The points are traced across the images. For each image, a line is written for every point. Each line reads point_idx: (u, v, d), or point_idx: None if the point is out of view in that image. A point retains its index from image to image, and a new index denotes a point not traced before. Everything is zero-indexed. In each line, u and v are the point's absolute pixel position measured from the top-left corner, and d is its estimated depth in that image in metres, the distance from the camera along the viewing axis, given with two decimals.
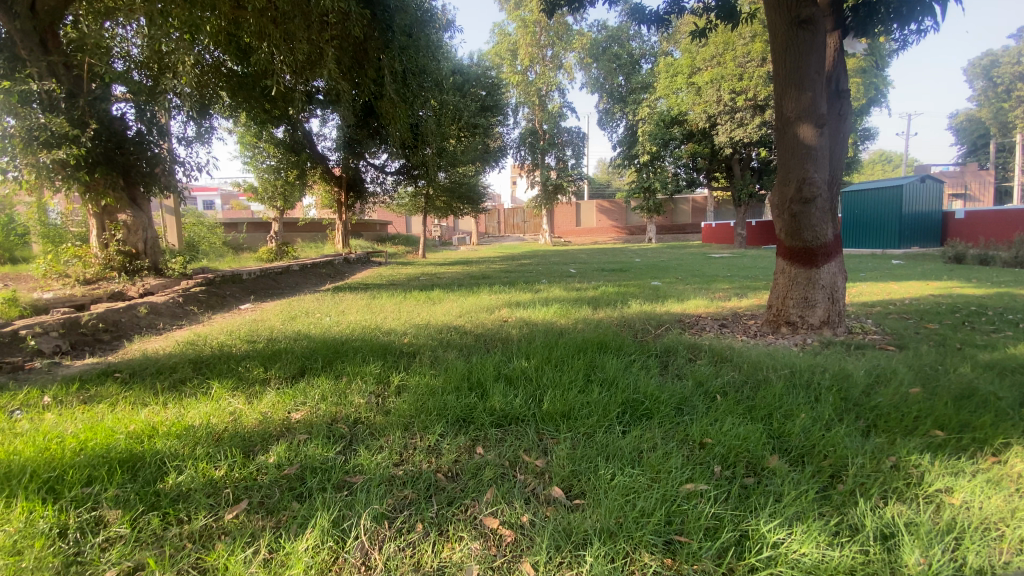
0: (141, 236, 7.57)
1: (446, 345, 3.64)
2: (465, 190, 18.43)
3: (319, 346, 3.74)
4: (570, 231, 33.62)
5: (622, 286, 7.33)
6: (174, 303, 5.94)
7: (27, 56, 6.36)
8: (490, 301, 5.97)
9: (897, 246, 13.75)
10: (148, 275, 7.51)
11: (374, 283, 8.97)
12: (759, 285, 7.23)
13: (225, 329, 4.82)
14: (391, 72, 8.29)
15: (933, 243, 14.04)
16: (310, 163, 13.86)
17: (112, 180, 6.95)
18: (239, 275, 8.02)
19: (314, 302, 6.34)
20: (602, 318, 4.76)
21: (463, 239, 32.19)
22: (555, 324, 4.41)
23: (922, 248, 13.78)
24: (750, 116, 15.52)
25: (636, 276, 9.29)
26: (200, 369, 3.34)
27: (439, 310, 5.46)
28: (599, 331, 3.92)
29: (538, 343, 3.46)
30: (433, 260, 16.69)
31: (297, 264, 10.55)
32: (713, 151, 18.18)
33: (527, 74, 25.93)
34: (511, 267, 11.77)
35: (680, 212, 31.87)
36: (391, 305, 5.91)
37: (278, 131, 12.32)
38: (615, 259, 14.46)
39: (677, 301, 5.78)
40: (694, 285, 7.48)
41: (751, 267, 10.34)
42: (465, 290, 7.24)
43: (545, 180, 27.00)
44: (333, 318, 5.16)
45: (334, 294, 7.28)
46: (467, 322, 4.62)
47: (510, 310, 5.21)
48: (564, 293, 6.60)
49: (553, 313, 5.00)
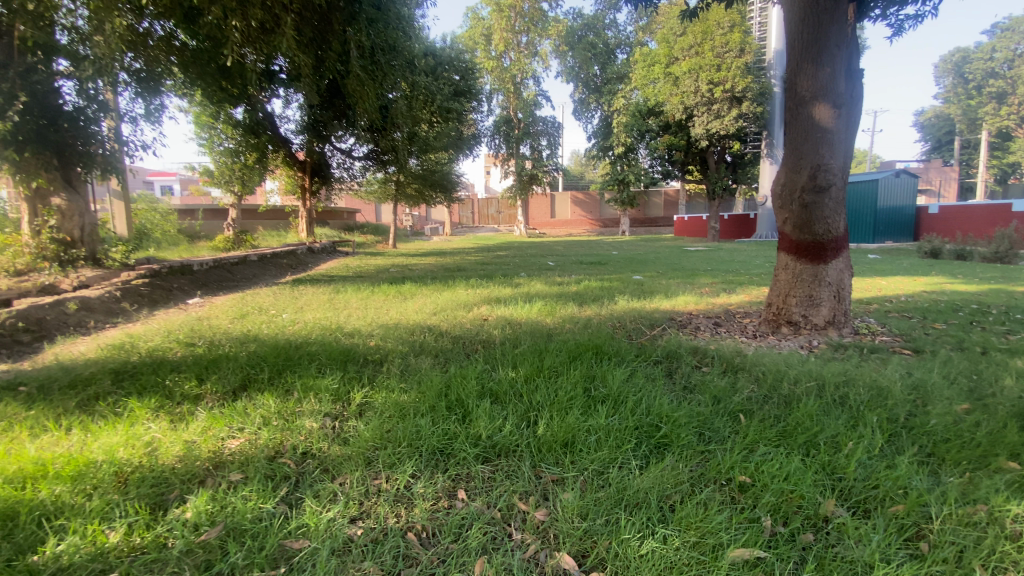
0: (77, 221, 6.63)
1: (417, 351, 3.17)
2: (437, 178, 17.80)
3: (269, 353, 3.20)
4: (544, 222, 33.30)
5: (604, 280, 6.95)
6: (110, 298, 5.23)
7: None
8: (467, 296, 5.52)
9: (871, 241, 13.99)
10: (85, 266, 6.61)
11: (340, 276, 8.36)
12: (744, 279, 6.99)
13: (165, 328, 4.19)
14: (358, 46, 7.65)
15: (902, 238, 14.30)
16: (271, 146, 13.03)
17: (44, 160, 6.09)
18: (190, 266, 7.30)
19: (271, 297, 5.73)
20: (592, 316, 4.35)
21: (434, 229, 31.41)
22: (542, 325, 3.98)
23: (893, 243, 14.01)
24: (727, 108, 15.42)
25: (615, 270, 8.95)
26: (120, 380, 2.75)
27: (410, 307, 4.97)
28: (590, 333, 3.51)
29: (523, 348, 3.03)
30: (403, 251, 16.08)
31: (256, 254, 9.80)
32: (689, 143, 18.07)
33: (502, 60, 25.25)
34: (486, 259, 11.31)
35: (653, 205, 31.96)
36: (357, 301, 5.38)
37: (236, 112, 11.48)
38: (592, 252, 14.15)
39: (665, 297, 5.44)
40: (678, 279, 7.19)
41: (730, 261, 10.18)
42: (438, 283, 6.75)
43: (519, 169, 26.49)
44: (291, 316, 4.60)
45: (294, 287, 6.66)
46: (442, 321, 4.15)
47: (489, 307, 4.76)
48: (544, 288, 6.17)
49: (537, 311, 4.57)
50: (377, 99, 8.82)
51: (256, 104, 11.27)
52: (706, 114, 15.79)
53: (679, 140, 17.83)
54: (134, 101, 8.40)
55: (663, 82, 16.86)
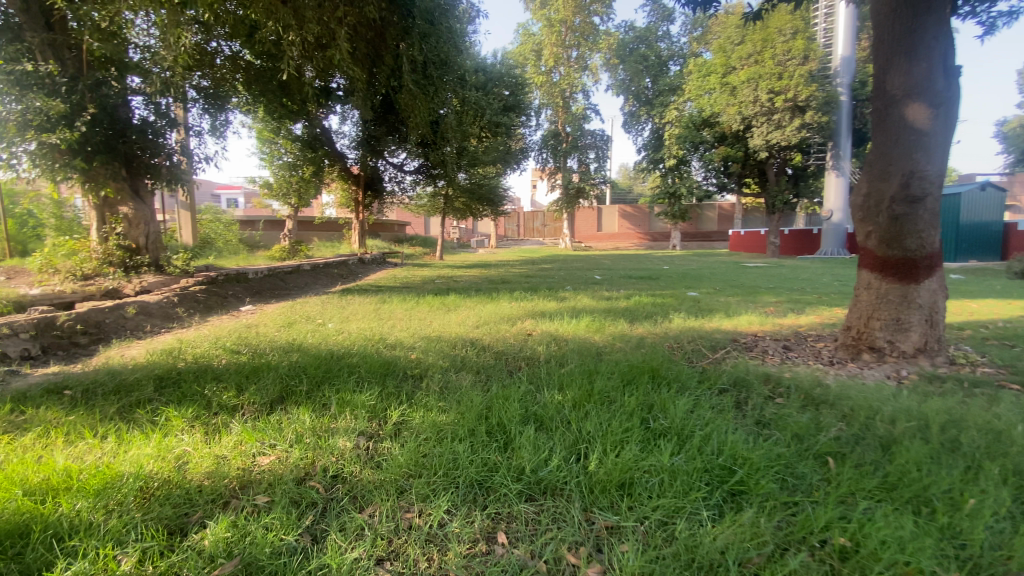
0: (143, 229, 7.06)
1: (459, 366, 3.01)
2: (485, 192, 17.89)
3: (309, 364, 3.13)
4: (591, 236, 32.92)
5: (656, 296, 6.61)
6: (168, 303, 5.43)
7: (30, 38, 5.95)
8: (512, 310, 5.35)
9: (952, 260, 12.79)
10: (149, 272, 6.98)
11: (387, 286, 8.42)
12: (811, 299, 6.45)
13: (213, 334, 4.25)
14: (410, 60, 7.76)
15: (990, 257, 12.99)
16: (327, 161, 13.52)
17: (114, 170, 6.53)
18: (246, 274, 7.55)
19: (318, 306, 5.78)
20: (644, 335, 4.06)
21: (480, 242, 31.68)
22: (590, 342, 3.74)
23: (979, 262, 12.75)
24: (788, 118, 14.66)
25: (667, 286, 8.55)
26: (163, 388, 2.74)
27: (454, 320, 4.85)
28: (644, 354, 3.23)
29: (573, 369, 2.81)
30: (450, 263, 16.17)
31: (309, 263, 10.07)
32: (746, 155, 17.31)
33: (552, 75, 25.32)
34: (531, 272, 11.16)
35: (706, 219, 30.86)
36: (401, 312, 5.32)
37: (296, 128, 12.03)
38: (641, 266, 13.70)
39: (725, 316, 5.05)
40: (736, 297, 6.74)
41: (793, 278, 9.53)
42: (483, 296, 6.63)
43: (566, 183, 26.33)
44: (335, 325, 4.58)
45: (342, 297, 6.73)
46: (485, 335, 3.98)
47: (534, 322, 4.56)
48: (592, 304, 5.91)
49: (585, 327, 4.33)
50: (427, 113, 8.89)
51: (314, 120, 11.74)
52: (764, 124, 15.07)
53: (735, 152, 17.10)
54: (203, 118, 8.90)
55: (719, 92, 16.28)
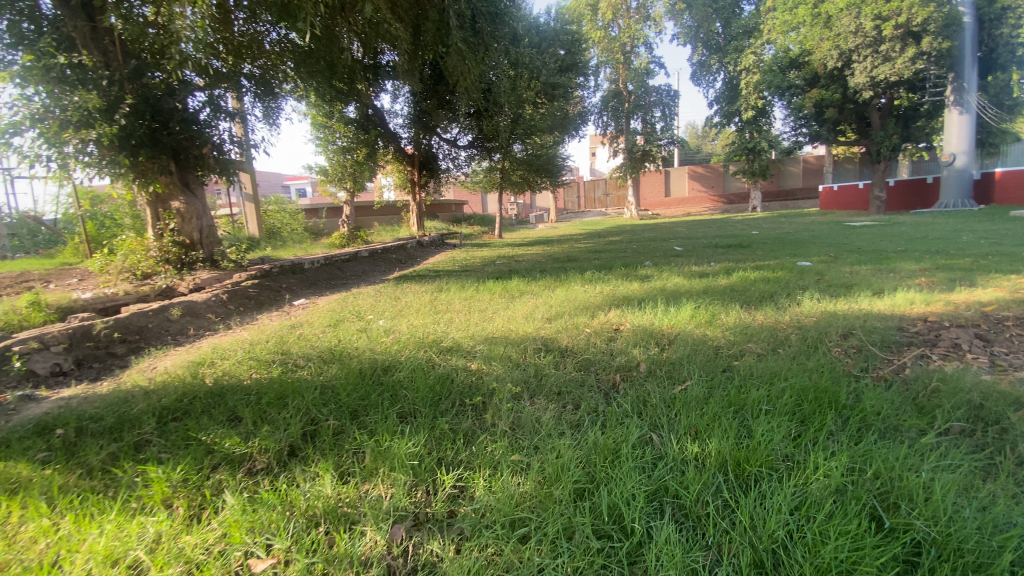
0: (196, 224, 6.83)
1: (535, 387, 2.22)
2: (543, 162, 16.88)
3: (348, 379, 2.48)
4: (657, 203, 31.03)
5: (762, 270, 5.49)
6: (217, 301, 5.06)
7: (72, 33, 5.70)
8: (587, 296, 4.49)
9: None
10: (204, 268, 6.76)
11: (446, 270, 7.83)
12: (969, 265, 5.09)
13: (253, 338, 3.75)
14: (457, 15, 6.97)
15: None
16: (382, 142, 13.15)
17: (161, 163, 6.30)
18: (301, 264, 7.18)
19: (371, 298, 5.21)
20: (780, 330, 3.05)
21: (540, 216, 30.68)
22: (708, 341, 2.81)
23: None
24: (900, 47, 12.32)
25: (765, 255, 7.29)
26: (166, 424, 2.19)
27: (520, 311, 4.08)
28: (795, 364, 2.28)
29: (704, 395, 1.95)
30: (511, 241, 15.45)
31: (367, 249, 9.68)
32: (845, 96, 14.95)
33: (610, 29, 23.48)
34: (600, 246, 10.20)
35: (788, 175, 27.97)
36: (460, 302, 4.61)
37: (349, 110, 11.70)
38: (725, 232, 12.26)
39: (873, 294, 3.89)
40: (862, 266, 5.48)
41: (920, 238, 7.91)
42: (550, 278, 5.82)
43: (630, 146, 24.62)
44: (384, 322, 3.97)
45: (397, 285, 6.16)
46: (561, 335, 3.18)
47: (617, 313, 3.67)
48: (685, 283, 4.93)
49: (691, 316, 3.39)
50: (477, 76, 8.06)
51: (365, 101, 11.33)
52: (870, 57, 12.79)
53: (831, 94, 14.81)
54: (253, 105, 8.56)
55: (811, 26, 14.04)
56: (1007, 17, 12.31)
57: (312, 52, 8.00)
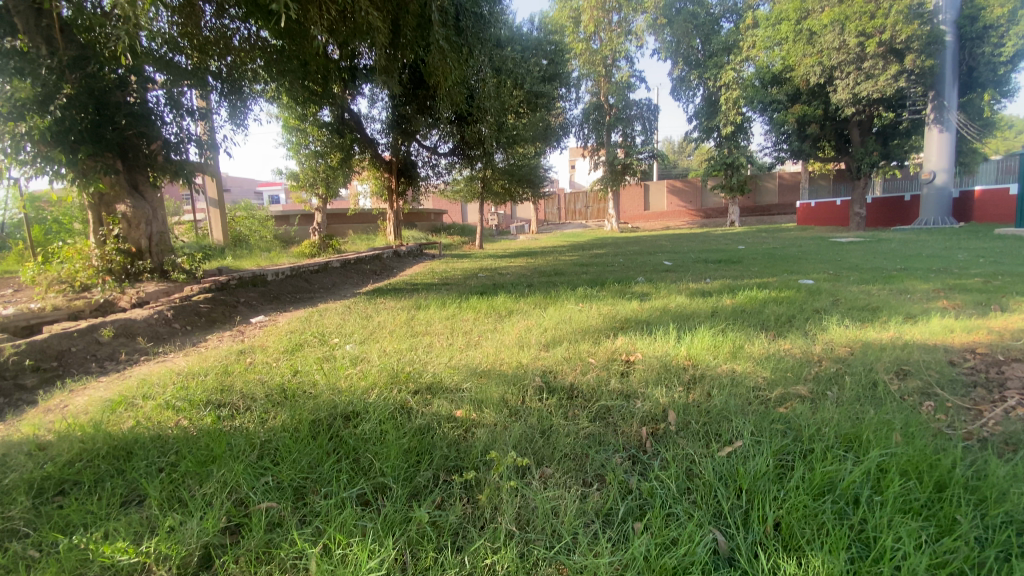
0: (144, 230, 6.12)
1: (542, 452, 1.72)
2: (525, 172, 16.55)
3: (298, 436, 1.93)
4: (637, 216, 31.06)
5: (768, 289, 5.12)
6: (159, 319, 4.41)
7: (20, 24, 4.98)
8: (585, 316, 4.03)
9: None
10: (152, 279, 6.04)
11: (425, 283, 7.29)
12: (982, 286, 4.82)
13: (192, 367, 3.13)
14: (439, 10, 6.51)
15: None
16: (358, 148, 12.55)
17: (105, 162, 5.58)
18: (264, 276, 6.53)
19: (339, 317, 4.63)
20: (815, 367, 2.62)
21: (521, 228, 30.30)
22: (744, 382, 2.33)
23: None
24: (883, 65, 12.38)
25: (759, 271, 6.98)
26: (43, 504, 1.61)
27: (510, 335, 3.58)
28: (861, 421, 1.84)
29: (769, 473, 1.48)
30: (492, 252, 14.99)
31: (339, 260, 9.03)
32: (826, 113, 15.03)
33: (591, 42, 23.45)
34: (586, 260, 9.81)
35: (765, 191, 28.38)
36: (441, 323, 4.08)
37: (324, 114, 11.13)
38: (710, 246, 12.05)
39: (903, 318, 3.52)
40: (869, 285, 5.18)
41: (913, 256, 7.74)
42: (539, 294, 5.35)
43: (611, 159, 24.53)
44: (354, 347, 3.42)
45: (371, 301, 5.59)
46: (563, 368, 2.69)
47: (622, 338, 3.19)
48: (688, 302, 4.52)
49: (711, 345, 2.94)
50: (459, 77, 7.58)
51: (341, 104, 10.74)
52: (853, 74, 12.83)
53: (813, 110, 14.87)
54: (218, 105, 7.89)
55: (794, 42, 14.10)
56: (988, 36, 12.44)
57: (282, 51, 7.38)
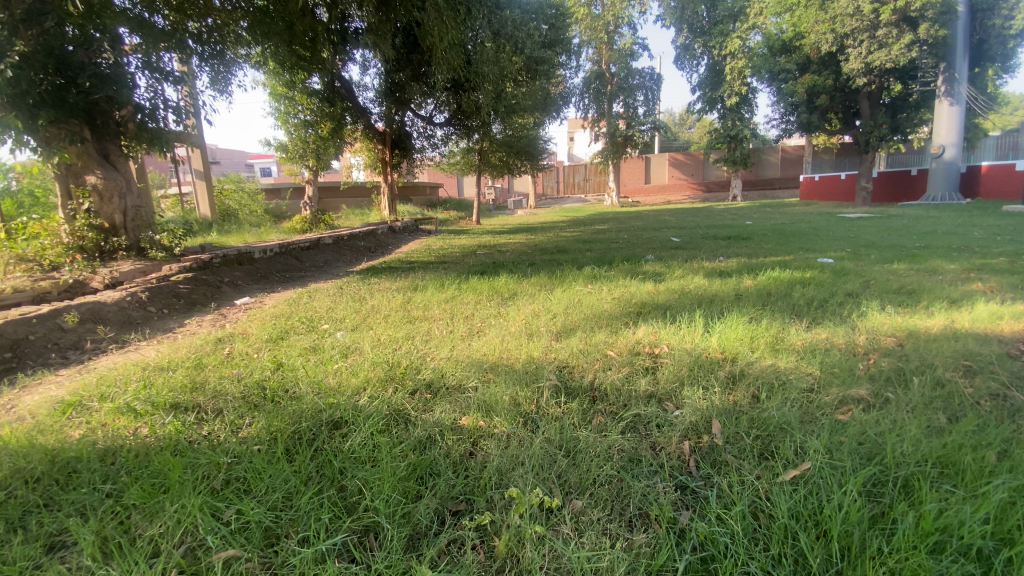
0: (118, 204, 5.69)
1: (570, 481, 1.41)
2: (524, 144, 16.02)
3: (274, 454, 1.62)
4: (637, 190, 30.53)
5: (788, 269, 4.80)
6: (133, 302, 4.06)
7: None
8: (598, 300, 3.71)
9: None
10: (127, 258, 5.66)
11: (422, 261, 6.93)
12: (1016, 266, 4.51)
13: (162, 359, 2.80)
14: None
15: None
16: (350, 117, 12.00)
17: (70, 129, 5.12)
18: (251, 253, 6.15)
19: (330, 299, 4.29)
20: (867, 363, 2.31)
21: (519, 203, 29.73)
22: (794, 384, 2.02)
23: None
24: (898, 32, 11.80)
25: (773, 248, 6.66)
26: None
27: (516, 322, 3.26)
28: (951, 436, 1.53)
29: (860, 517, 1.18)
30: (490, 227, 14.58)
31: (332, 235, 8.62)
32: (836, 83, 14.50)
33: (593, 7, 22.52)
34: (589, 236, 9.45)
35: (767, 164, 27.85)
36: (439, 307, 3.75)
37: (314, 81, 10.58)
38: (716, 222, 11.71)
39: (946, 304, 3.20)
40: (893, 265, 4.88)
41: (929, 232, 7.43)
42: (544, 274, 5.03)
43: (612, 131, 23.88)
44: (346, 335, 3.09)
45: (364, 281, 5.24)
46: (583, 364, 2.37)
47: (642, 327, 2.87)
48: (706, 284, 4.21)
49: (745, 335, 2.62)
50: (455, 38, 7.09)
51: (331, 72, 10.18)
52: (866, 42, 12.26)
53: (823, 80, 14.35)
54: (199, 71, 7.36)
55: (805, 8, 13.44)
56: (998, 9, 11.87)
57: (269, 11, 6.81)
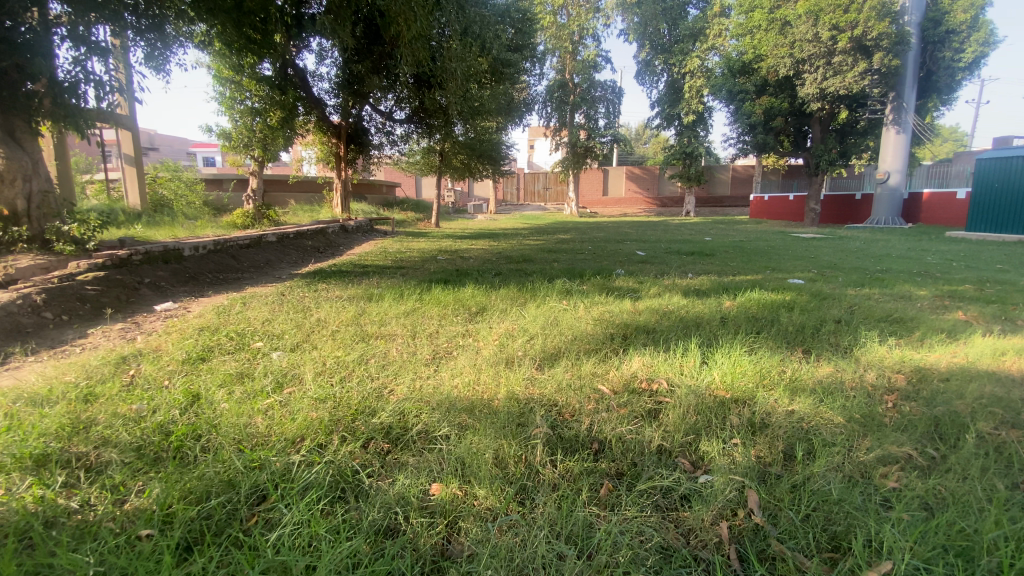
0: (21, 188, 4.75)
1: None
2: (486, 148, 15.68)
3: (166, 556, 1.16)
4: (595, 200, 30.83)
5: (764, 289, 4.67)
6: (21, 306, 3.32)
7: None
8: (577, 319, 3.36)
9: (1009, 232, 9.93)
10: (29, 251, 4.67)
11: (377, 265, 6.39)
12: (981, 294, 4.56)
13: (38, 388, 2.18)
14: None
15: None
16: (303, 108, 11.22)
17: None
18: (180, 250, 5.41)
19: (269, 308, 3.71)
20: (888, 409, 2.08)
21: (478, 207, 29.32)
22: (825, 439, 1.74)
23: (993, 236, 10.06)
24: (852, 61, 12.34)
25: (740, 266, 6.59)
26: None
27: (487, 344, 2.85)
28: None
29: None
30: (448, 232, 14.09)
31: (276, 233, 7.89)
32: (791, 106, 15.03)
33: (559, 16, 22.59)
34: (553, 245, 9.18)
35: (718, 182, 28.86)
36: (398, 322, 3.29)
37: (264, 67, 9.78)
38: (677, 237, 11.75)
39: (941, 336, 3.06)
40: (864, 289, 4.84)
41: (883, 256, 7.64)
42: (512, 285, 4.65)
43: (573, 140, 23.95)
44: (283, 357, 2.58)
45: (312, 287, 4.68)
46: (572, 404, 1.99)
47: (633, 354, 2.53)
48: (687, 303, 3.96)
49: (748, 368, 2.34)
50: (423, 31, 6.66)
51: (284, 58, 9.44)
52: (822, 68, 12.75)
53: (779, 102, 14.85)
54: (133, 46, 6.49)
55: (765, 31, 13.86)
56: (950, 41, 12.66)
57: None
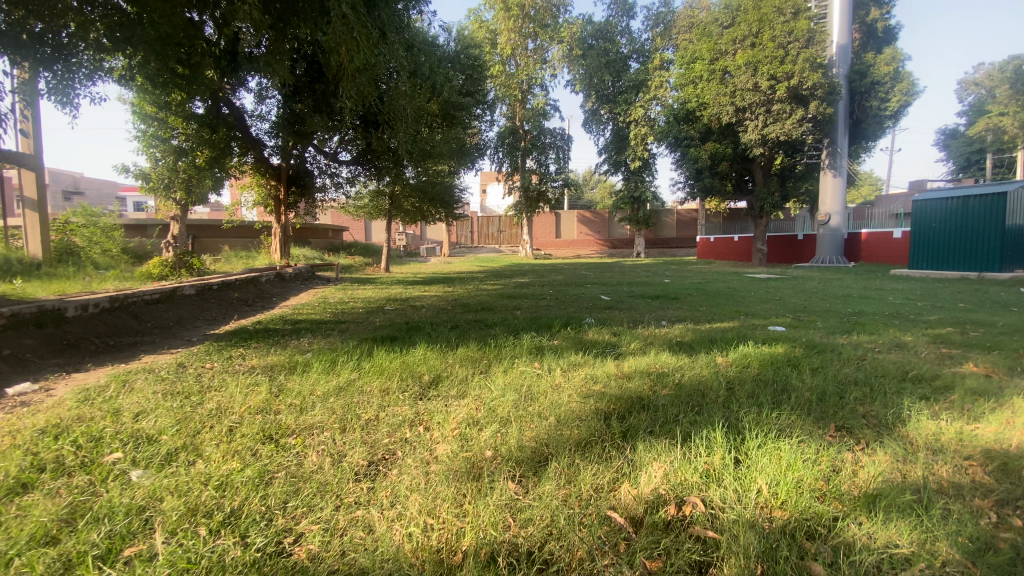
0: None
1: None
2: (438, 191, 15.22)
3: None
4: (549, 243, 30.85)
5: (751, 339, 4.21)
6: None
7: None
8: (555, 391, 2.70)
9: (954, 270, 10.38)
10: None
11: (313, 320, 5.54)
12: (972, 338, 4.27)
13: None
14: None
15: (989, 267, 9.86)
16: (237, 148, 10.35)
17: None
18: (60, 310, 4.39)
19: (156, 390, 2.84)
20: (995, 527, 1.48)
21: (431, 251, 28.61)
22: None
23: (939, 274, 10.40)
24: (790, 109, 12.96)
25: (711, 311, 6.22)
26: None
27: (442, 440, 2.12)
28: None
29: None
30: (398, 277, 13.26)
31: (196, 284, 6.86)
32: (735, 151, 15.58)
33: (508, 65, 23.14)
34: (512, 291, 8.59)
35: (665, 224, 29.71)
36: (325, 406, 2.51)
37: (195, 105, 8.94)
38: (637, 279, 11.50)
39: (980, 396, 2.60)
40: (851, 336, 4.49)
41: (845, 296, 7.54)
42: (472, 344, 3.97)
43: (525, 184, 24.00)
44: (145, 481, 1.76)
45: (226, 353, 3.80)
46: (575, 565, 1.35)
47: (642, 451, 1.89)
48: (678, 362, 3.39)
49: (799, 467, 1.76)
50: (367, 64, 6.11)
51: (217, 96, 8.67)
52: (762, 116, 13.30)
53: (724, 148, 15.39)
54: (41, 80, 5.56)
55: (707, 81, 14.49)
56: (875, 91, 13.63)
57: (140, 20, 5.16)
